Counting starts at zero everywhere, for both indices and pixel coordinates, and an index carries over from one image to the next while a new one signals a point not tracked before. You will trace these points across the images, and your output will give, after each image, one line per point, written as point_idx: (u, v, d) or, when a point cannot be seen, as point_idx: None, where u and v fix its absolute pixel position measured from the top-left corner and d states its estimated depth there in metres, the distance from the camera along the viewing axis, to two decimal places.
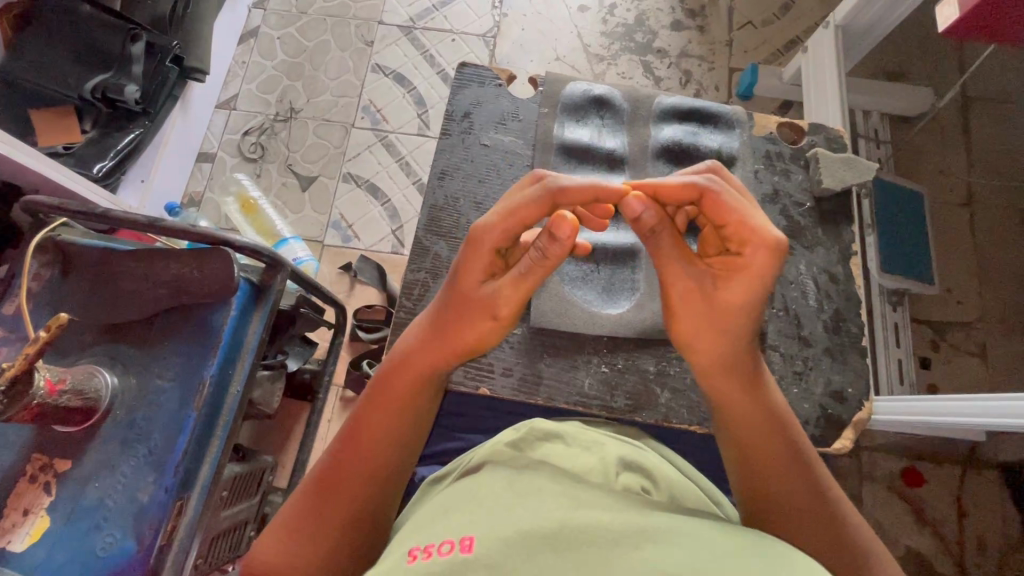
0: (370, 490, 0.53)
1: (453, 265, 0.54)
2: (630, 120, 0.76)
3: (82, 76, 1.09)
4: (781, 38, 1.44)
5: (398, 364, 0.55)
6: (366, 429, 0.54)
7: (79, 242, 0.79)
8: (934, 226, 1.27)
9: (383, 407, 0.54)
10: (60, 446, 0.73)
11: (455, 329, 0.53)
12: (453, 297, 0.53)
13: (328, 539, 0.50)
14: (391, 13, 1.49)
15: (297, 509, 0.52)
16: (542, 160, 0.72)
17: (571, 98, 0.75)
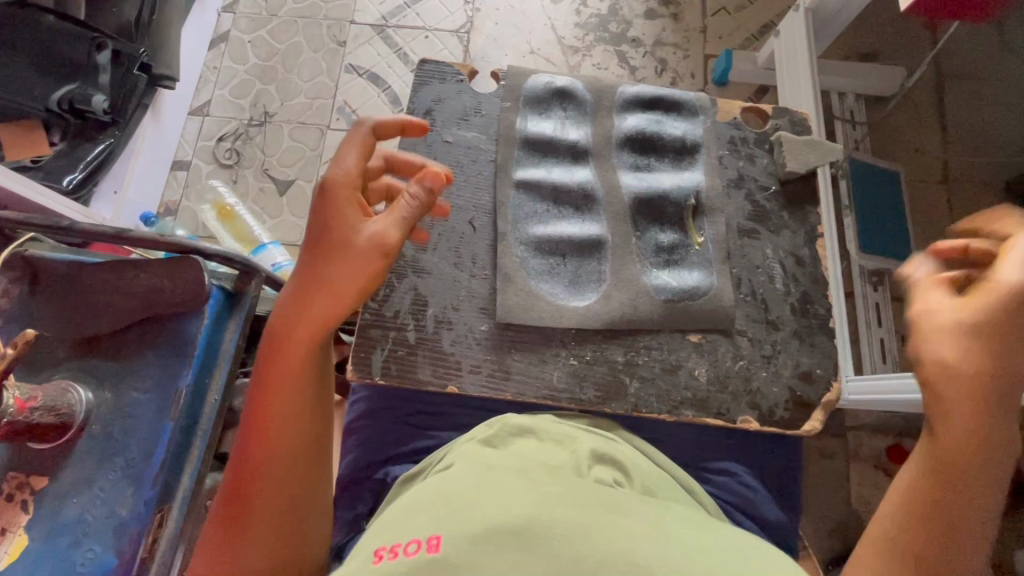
0: (297, 483, 0.56)
1: (312, 225, 0.56)
2: (593, 111, 0.76)
3: (48, 88, 1.08)
4: (755, 23, 1.43)
5: (278, 340, 0.56)
6: (269, 410, 0.55)
7: (46, 256, 0.78)
8: (911, 205, 1.28)
9: (281, 385, 0.56)
10: (35, 463, 0.72)
11: (335, 273, 0.54)
12: (320, 248, 0.55)
13: (267, 541, 0.54)
14: (363, 13, 1.47)
15: (227, 516, 0.54)
16: (504, 155, 0.72)
17: (533, 92, 0.75)
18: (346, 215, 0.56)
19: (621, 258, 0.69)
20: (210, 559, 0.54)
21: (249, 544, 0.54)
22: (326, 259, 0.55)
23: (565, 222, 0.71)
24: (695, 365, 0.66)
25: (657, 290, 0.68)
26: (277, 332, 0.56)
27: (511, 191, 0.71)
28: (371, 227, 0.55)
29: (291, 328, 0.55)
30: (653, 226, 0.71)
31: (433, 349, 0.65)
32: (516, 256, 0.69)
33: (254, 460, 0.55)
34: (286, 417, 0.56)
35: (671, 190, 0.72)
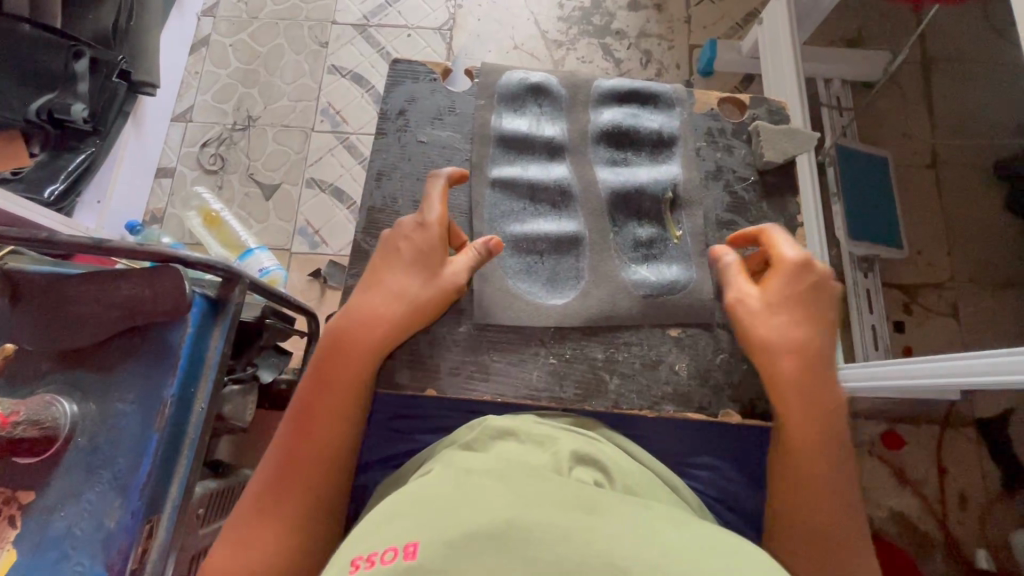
0: (329, 489, 0.56)
1: (396, 249, 0.62)
2: (569, 106, 0.75)
3: (26, 98, 1.06)
4: (739, 12, 1.43)
5: (344, 345, 0.59)
6: (318, 409, 0.57)
7: (26, 268, 0.78)
8: (900, 190, 1.27)
9: (336, 385, 0.58)
10: (20, 478, 0.72)
11: (416, 300, 0.61)
12: (404, 275, 0.61)
13: (281, 543, 0.53)
14: (345, 13, 1.46)
15: (251, 508, 0.55)
16: (479, 153, 0.72)
17: (507, 88, 0.74)
18: (433, 247, 0.62)
19: (600, 254, 0.69)
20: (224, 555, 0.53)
21: (264, 541, 0.53)
22: (410, 285, 0.61)
23: (541, 221, 0.70)
24: (675, 359, 0.66)
25: (636, 286, 0.68)
26: (345, 335, 0.59)
27: (486, 190, 0.70)
28: (453, 264, 0.63)
29: (362, 337, 0.59)
30: (631, 221, 0.71)
31: (410, 353, 0.65)
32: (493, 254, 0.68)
33: (289, 455, 0.56)
34: (327, 416, 0.57)
35: (647, 183, 0.71)
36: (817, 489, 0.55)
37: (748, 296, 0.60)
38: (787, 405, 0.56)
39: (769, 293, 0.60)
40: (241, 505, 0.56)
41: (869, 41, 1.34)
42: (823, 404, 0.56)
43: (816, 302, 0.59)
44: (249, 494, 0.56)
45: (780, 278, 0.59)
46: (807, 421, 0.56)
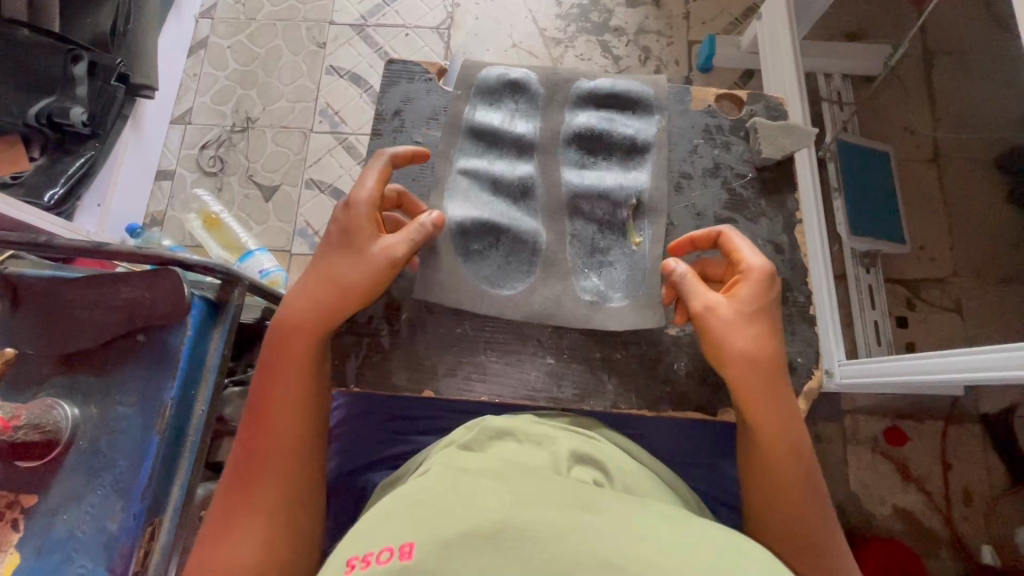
0: (296, 479, 0.57)
1: (331, 233, 0.62)
2: (545, 105, 0.75)
3: (26, 103, 1.07)
4: (738, 7, 1.42)
5: (285, 333, 0.59)
6: (271, 399, 0.57)
7: (27, 274, 0.78)
8: (902, 184, 1.26)
9: (282, 373, 0.58)
10: (23, 482, 0.72)
11: (348, 281, 0.59)
12: (339, 259, 0.60)
13: (261, 535, 0.53)
14: (342, 13, 1.46)
15: (226, 508, 0.55)
16: (447, 145, 0.72)
17: (485, 82, 0.75)
18: (359, 225, 0.60)
19: (552, 255, 0.69)
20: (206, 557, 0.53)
21: (243, 537, 0.53)
22: (343, 266, 0.60)
23: (501, 211, 0.69)
24: (675, 358, 0.65)
25: (582, 291, 0.67)
26: (286, 324, 0.59)
27: (451, 176, 0.70)
28: (382, 240, 0.61)
29: (302, 323, 0.58)
30: (590, 225, 0.70)
31: (407, 353, 0.65)
32: (446, 249, 0.67)
33: (254, 450, 0.56)
34: (283, 407, 0.57)
35: (613, 189, 0.71)
36: (801, 511, 0.55)
37: (718, 305, 0.57)
38: (761, 424, 0.56)
39: (740, 302, 0.57)
40: (215, 506, 0.56)
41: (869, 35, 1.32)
42: (791, 422, 0.56)
43: (776, 312, 0.59)
44: (220, 493, 0.56)
45: (748, 287, 0.58)
46: (782, 443, 0.55)
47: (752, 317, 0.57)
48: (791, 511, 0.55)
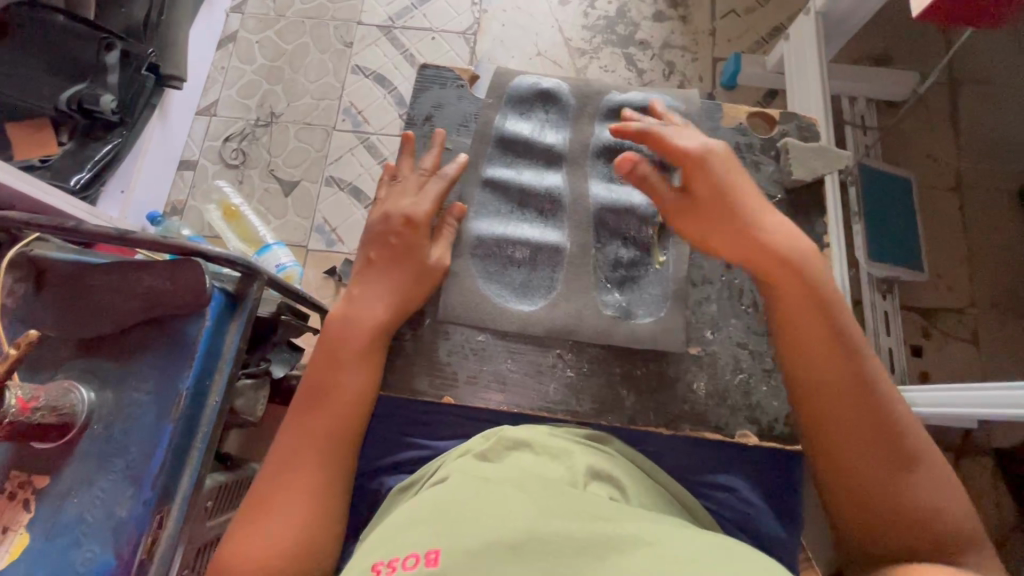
0: (341, 465, 0.58)
1: (383, 238, 0.64)
2: (576, 116, 0.76)
3: (58, 88, 1.09)
4: (764, 26, 1.42)
5: (348, 323, 0.61)
6: (328, 385, 0.59)
7: (52, 256, 0.79)
8: (923, 212, 1.25)
9: (342, 360, 0.60)
10: (37, 463, 0.73)
11: (406, 281, 0.63)
12: (392, 264, 0.63)
13: (299, 522, 0.54)
14: (370, 13, 1.47)
15: (264, 490, 0.56)
16: (477, 154, 0.73)
17: (518, 92, 0.76)
18: (412, 235, 0.64)
19: (576, 269, 0.69)
20: (246, 539, 0.54)
21: (280, 522, 0.54)
22: (398, 269, 0.63)
23: (526, 226, 0.70)
24: (694, 378, 0.65)
25: (604, 306, 0.67)
26: (346, 315, 0.62)
27: (477, 186, 0.71)
28: (433, 252, 0.65)
29: (364, 315, 0.61)
30: (615, 241, 0.70)
31: (428, 359, 0.66)
32: (469, 262, 0.68)
33: (301, 434, 0.57)
34: (339, 393, 0.59)
35: (640, 204, 0.71)
36: (840, 365, 0.56)
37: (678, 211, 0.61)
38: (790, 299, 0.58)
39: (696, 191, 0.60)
40: (254, 489, 0.57)
41: (897, 60, 1.31)
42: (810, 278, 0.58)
43: (737, 184, 0.60)
44: (262, 474, 0.57)
45: (699, 182, 0.60)
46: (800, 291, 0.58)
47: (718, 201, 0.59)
48: (826, 369, 0.57)
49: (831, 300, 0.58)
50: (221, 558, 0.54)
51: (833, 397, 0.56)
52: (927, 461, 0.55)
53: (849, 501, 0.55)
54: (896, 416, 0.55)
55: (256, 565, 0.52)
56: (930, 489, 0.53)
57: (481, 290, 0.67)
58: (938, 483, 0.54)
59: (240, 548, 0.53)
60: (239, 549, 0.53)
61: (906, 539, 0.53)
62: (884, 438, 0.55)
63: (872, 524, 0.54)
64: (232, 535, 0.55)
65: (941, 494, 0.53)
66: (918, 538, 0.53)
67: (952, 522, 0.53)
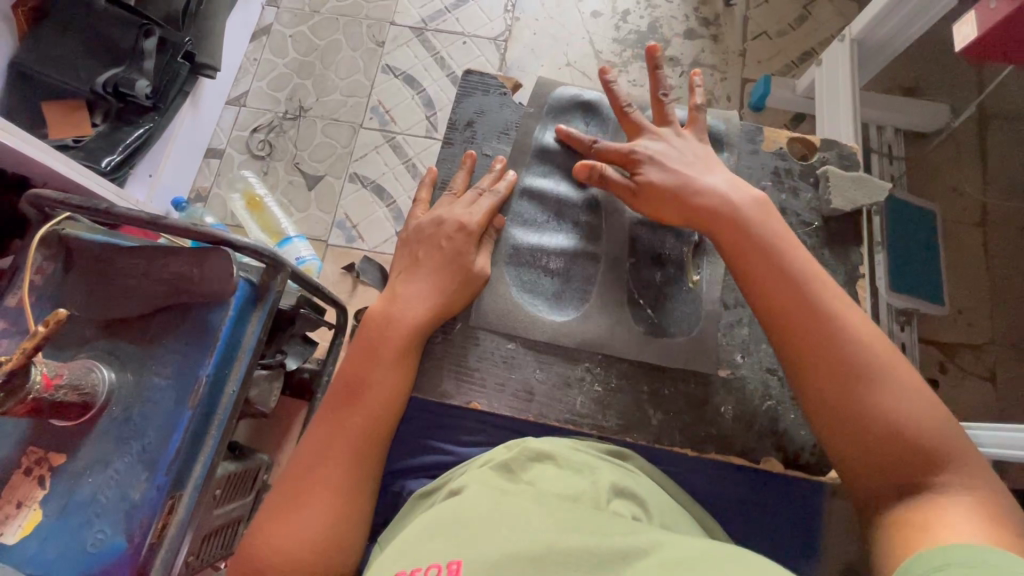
0: (370, 464, 0.58)
1: (426, 244, 0.65)
2: (614, 129, 0.76)
3: (95, 70, 1.10)
4: (796, 50, 1.42)
5: (384, 323, 0.62)
6: (363, 384, 0.59)
7: (83, 237, 0.79)
8: (946, 246, 1.24)
9: (377, 360, 0.60)
10: (55, 440, 0.74)
11: (446, 286, 0.64)
12: (434, 269, 0.64)
13: (326, 518, 0.55)
14: (404, 14, 1.48)
15: (296, 482, 0.56)
16: (516, 162, 0.73)
17: (558, 101, 0.76)
18: (457, 241, 0.65)
19: (609, 282, 0.69)
20: (274, 531, 0.55)
21: (308, 517, 0.55)
22: (439, 275, 0.64)
23: (561, 237, 0.71)
24: (722, 401, 0.65)
25: (636, 321, 0.67)
26: (383, 316, 0.62)
27: (516, 194, 0.72)
28: (478, 260, 0.66)
29: (402, 316, 0.62)
30: (649, 257, 0.70)
31: (457, 364, 0.65)
32: (504, 269, 0.69)
33: (332, 430, 0.58)
34: (373, 392, 0.59)
35: (676, 221, 0.71)
36: (787, 299, 0.57)
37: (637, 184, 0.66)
38: (742, 247, 0.60)
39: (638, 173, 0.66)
40: (282, 483, 0.58)
41: (928, 92, 1.31)
42: (750, 224, 0.61)
43: (667, 158, 0.66)
44: (291, 468, 0.58)
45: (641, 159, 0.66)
46: (743, 238, 0.61)
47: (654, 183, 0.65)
48: (778, 314, 0.58)
49: (773, 237, 0.60)
50: (252, 547, 0.55)
51: (789, 334, 0.57)
52: (896, 383, 0.53)
53: (827, 439, 0.55)
54: (860, 340, 0.55)
55: (283, 557, 0.53)
56: (903, 412, 0.52)
57: (515, 300, 0.67)
58: (911, 400, 0.53)
59: (269, 540, 0.54)
60: (267, 542, 0.54)
61: (893, 468, 0.51)
62: (838, 365, 0.54)
63: (868, 465, 0.52)
64: (260, 527, 0.56)
65: (915, 415, 0.52)
66: (903, 467, 0.51)
67: (937, 434, 0.52)
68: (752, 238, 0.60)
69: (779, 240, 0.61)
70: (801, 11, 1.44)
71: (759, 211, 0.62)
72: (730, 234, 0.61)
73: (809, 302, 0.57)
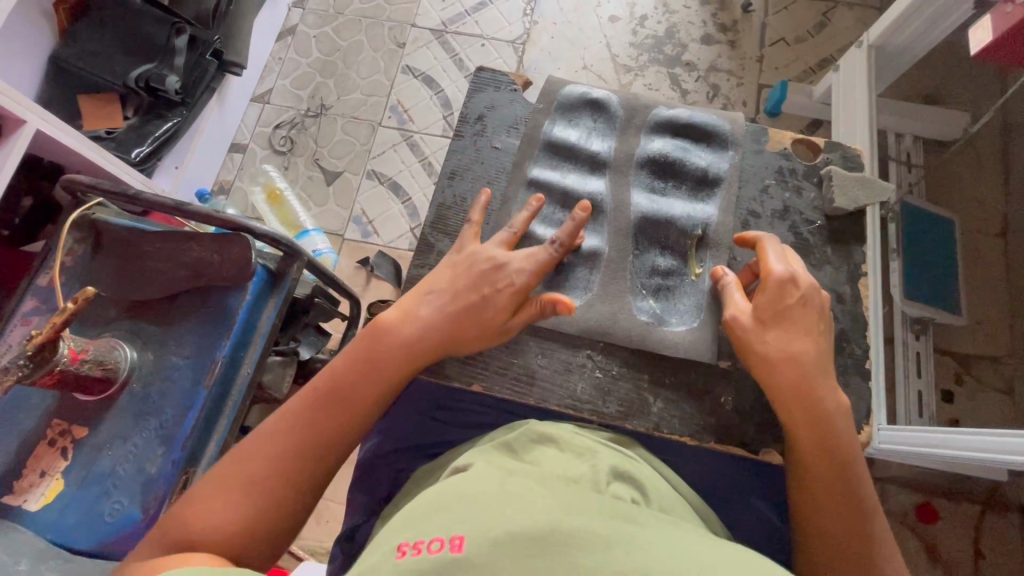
0: (318, 470, 0.59)
1: (468, 279, 0.63)
2: (622, 126, 0.77)
3: (129, 66, 1.14)
4: (814, 56, 1.42)
5: (388, 344, 0.61)
6: (345, 392, 0.60)
7: (111, 221, 0.83)
8: (964, 256, 1.22)
9: (367, 375, 0.61)
10: (79, 414, 0.77)
11: (466, 329, 0.62)
12: (465, 303, 0.62)
13: (261, 507, 0.56)
14: (424, 17, 1.52)
15: (255, 465, 0.57)
16: (525, 155, 0.75)
17: (567, 99, 0.78)
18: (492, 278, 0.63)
19: (612, 273, 0.70)
20: (206, 507, 0.55)
21: (246, 501, 0.55)
22: (467, 316, 0.62)
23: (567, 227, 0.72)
24: (723, 392, 0.66)
25: (639, 312, 0.68)
26: (388, 334, 0.62)
27: (523, 185, 0.74)
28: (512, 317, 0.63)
29: (411, 345, 0.61)
30: (653, 249, 0.71)
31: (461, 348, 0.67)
32: None
33: (298, 424, 0.59)
34: (351, 403, 0.60)
35: (680, 217, 0.72)
36: (828, 506, 0.56)
37: (740, 314, 0.61)
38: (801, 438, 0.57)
39: (760, 309, 0.60)
40: (230, 463, 0.58)
41: (948, 100, 1.29)
42: (816, 397, 0.57)
43: (803, 314, 0.60)
44: (242, 449, 0.59)
45: (765, 295, 0.60)
46: (811, 432, 0.57)
47: (754, 330, 0.60)
48: (813, 513, 0.56)
49: (840, 442, 0.57)
50: (183, 518, 0.55)
51: (813, 530, 0.56)
52: None
53: None
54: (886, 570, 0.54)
55: (205, 531, 0.54)
56: None
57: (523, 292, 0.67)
58: None
59: (197, 514, 0.55)
60: (190, 520, 0.54)
61: None
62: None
63: None
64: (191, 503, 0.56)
65: None
66: None
67: None
68: (822, 433, 0.57)
69: (846, 448, 0.57)
70: (820, 18, 1.44)
71: (834, 402, 0.58)
72: (797, 424, 0.58)
73: (856, 505, 0.56)
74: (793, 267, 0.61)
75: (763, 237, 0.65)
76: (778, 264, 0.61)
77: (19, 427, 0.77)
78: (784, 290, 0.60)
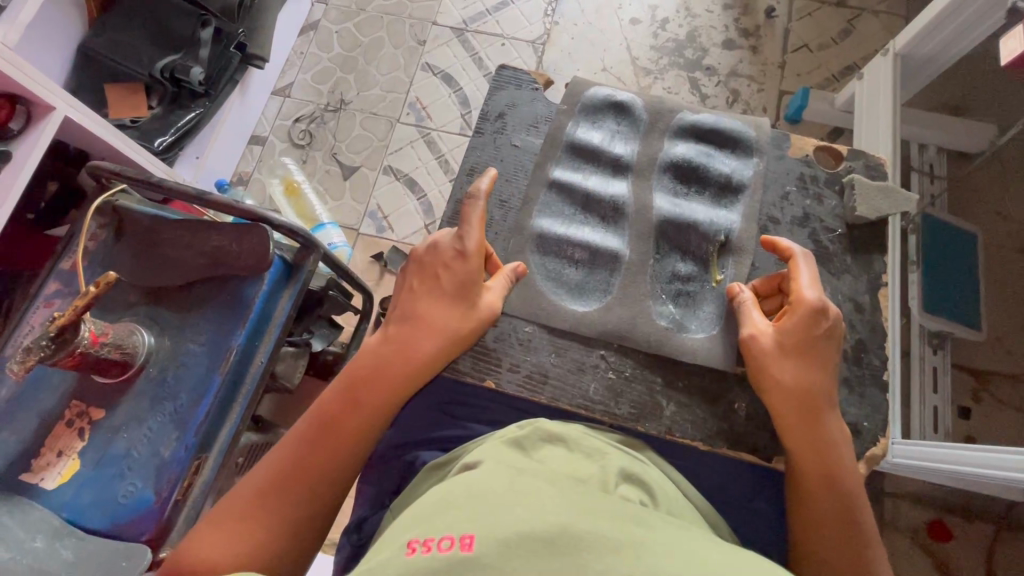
0: (318, 505, 0.58)
1: (425, 278, 0.65)
2: (646, 130, 0.77)
3: (154, 56, 1.15)
4: (837, 64, 1.40)
5: (372, 372, 0.61)
6: (339, 425, 0.60)
7: (135, 209, 0.85)
8: (986, 270, 1.20)
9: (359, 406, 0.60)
10: (97, 396, 0.78)
11: (443, 326, 0.63)
12: (435, 305, 0.64)
13: (263, 543, 0.54)
14: (445, 15, 1.52)
15: (252, 502, 0.56)
16: (545, 154, 0.75)
17: (591, 101, 0.78)
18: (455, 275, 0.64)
19: (632, 276, 0.70)
20: (204, 544, 0.54)
21: (247, 537, 0.54)
22: (437, 313, 0.63)
23: (588, 229, 0.72)
24: (736, 398, 0.66)
25: (659, 316, 0.68)
26: (373, 366, 0.62)
27: (543, 185, 0.74)
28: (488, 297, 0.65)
29: (388, 363, 0.62)
30: (675, 254, 0.71)
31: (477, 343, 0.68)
32: (530, 256, 0.71)
33: (297, 459, 0.58)
34: (349, 436, 0.59)
35: (703, 223, 0.71)
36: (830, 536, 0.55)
37: (761, 334, 0.60)
38: (807, 466, 0.57)
39: (784, 334, 0.60)
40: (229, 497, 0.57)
41: (974, 111, 1.27)
42: (822, 426, 0.58)
43: (826, 348, 0.59)
44: (244, 483, 0.58)
45: (792, 321, 0.59)
46: (817, 460, 0.57)
47: (773, 354, 0.59)
48: (816, 541, 0.55)
49: (844, 474, 0.57)
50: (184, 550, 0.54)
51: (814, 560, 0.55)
52: None
53: None
54: None
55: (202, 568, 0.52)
56: None
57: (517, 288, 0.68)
58: None
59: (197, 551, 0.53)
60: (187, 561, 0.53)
61: None
62: None
63: None
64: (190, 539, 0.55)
65: None
66: None
67: None
68: (827, 462, 0.57)
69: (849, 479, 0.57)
70: (844, 25, 1.42)
71: (838, 433, 0.58)
72: (804, 452, 0.57)
73: (858, 537, 0.55)
74: (824, 296, 0.60)
75: (798, 255, 0.64)
76: (814, 292, 0.60)
77: (39, 407, 0.79)
78: (811, 319, 0.59)
